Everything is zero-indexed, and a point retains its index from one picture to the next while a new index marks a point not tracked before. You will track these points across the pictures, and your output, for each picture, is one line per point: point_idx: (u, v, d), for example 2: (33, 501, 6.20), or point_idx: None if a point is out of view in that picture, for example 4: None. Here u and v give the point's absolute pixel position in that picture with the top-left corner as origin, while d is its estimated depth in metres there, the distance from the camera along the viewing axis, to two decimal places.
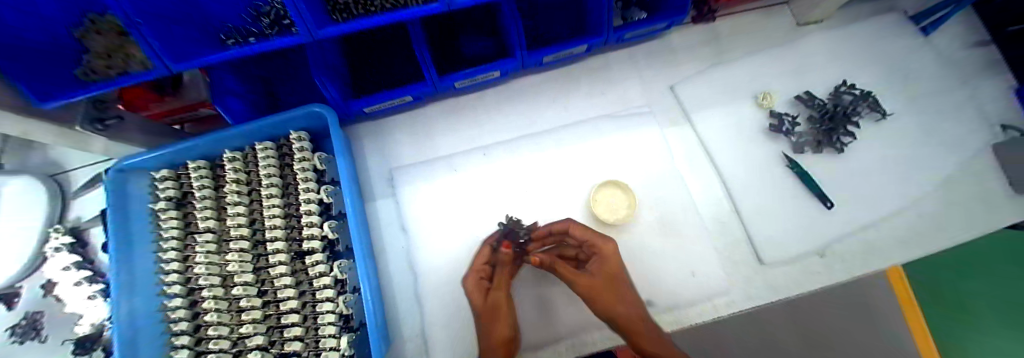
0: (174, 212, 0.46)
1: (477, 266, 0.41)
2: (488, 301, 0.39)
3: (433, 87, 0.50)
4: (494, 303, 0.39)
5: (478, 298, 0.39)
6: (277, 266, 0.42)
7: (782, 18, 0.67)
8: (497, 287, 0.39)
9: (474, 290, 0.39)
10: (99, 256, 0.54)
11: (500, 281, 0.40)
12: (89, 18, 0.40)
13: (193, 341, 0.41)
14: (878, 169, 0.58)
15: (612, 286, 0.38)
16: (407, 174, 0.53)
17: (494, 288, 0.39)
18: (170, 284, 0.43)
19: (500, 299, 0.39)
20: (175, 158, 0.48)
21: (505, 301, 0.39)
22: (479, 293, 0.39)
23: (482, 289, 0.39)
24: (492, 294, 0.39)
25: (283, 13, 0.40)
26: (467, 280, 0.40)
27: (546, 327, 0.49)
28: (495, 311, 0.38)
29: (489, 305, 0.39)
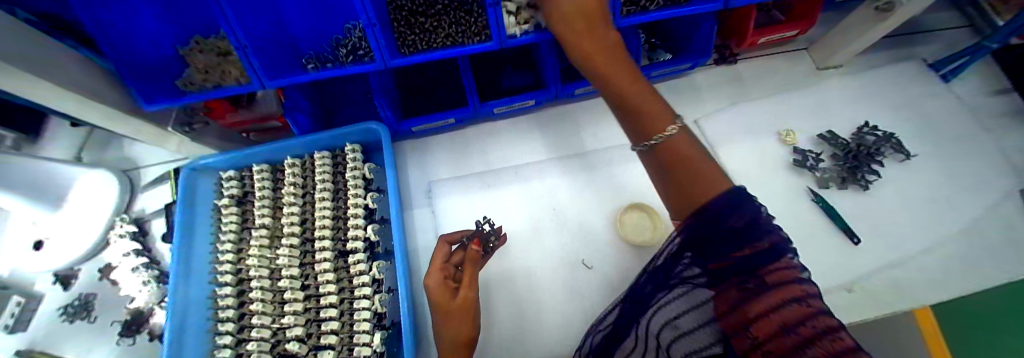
0: (234, 208, 0.50)
1: (439, 266, 0.39)
2: (453, 301, 0.36)
3: (474, 112, 0.56)
4: (458, 302, 0.36)
5: (442, 298, 0.36)
6: (322, 262, 0.45)
7: (801, 62, 0.72)
8: (466, 285, 0.37)
9: (435, 289, 0.37)
10: (157, 245, 0.59)
11: (466, 281, 0.38)
12: (194, 39, 0.43)
13: (236, 328, 0.44)
14: (907, 207, 0.57)
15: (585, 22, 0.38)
16: (446, 187, 0.56)
17: (461, 287, 0.37)
18: (222, 274, 0.46)
19: (462, 300, 0.36)
20: (243, 160, 0.53)
21: (467, 301, 0.37)
22: (445, 293, 0.37)
23: (444, 288, 0.37)
24: (454, 294, 0.37)
25: (360, 44, 0.45)
26: (429, 277, 0.38)
27: (518, 338, 0.47)
28: (462, 310, 0.36)
29: (453, 304, 0.36)
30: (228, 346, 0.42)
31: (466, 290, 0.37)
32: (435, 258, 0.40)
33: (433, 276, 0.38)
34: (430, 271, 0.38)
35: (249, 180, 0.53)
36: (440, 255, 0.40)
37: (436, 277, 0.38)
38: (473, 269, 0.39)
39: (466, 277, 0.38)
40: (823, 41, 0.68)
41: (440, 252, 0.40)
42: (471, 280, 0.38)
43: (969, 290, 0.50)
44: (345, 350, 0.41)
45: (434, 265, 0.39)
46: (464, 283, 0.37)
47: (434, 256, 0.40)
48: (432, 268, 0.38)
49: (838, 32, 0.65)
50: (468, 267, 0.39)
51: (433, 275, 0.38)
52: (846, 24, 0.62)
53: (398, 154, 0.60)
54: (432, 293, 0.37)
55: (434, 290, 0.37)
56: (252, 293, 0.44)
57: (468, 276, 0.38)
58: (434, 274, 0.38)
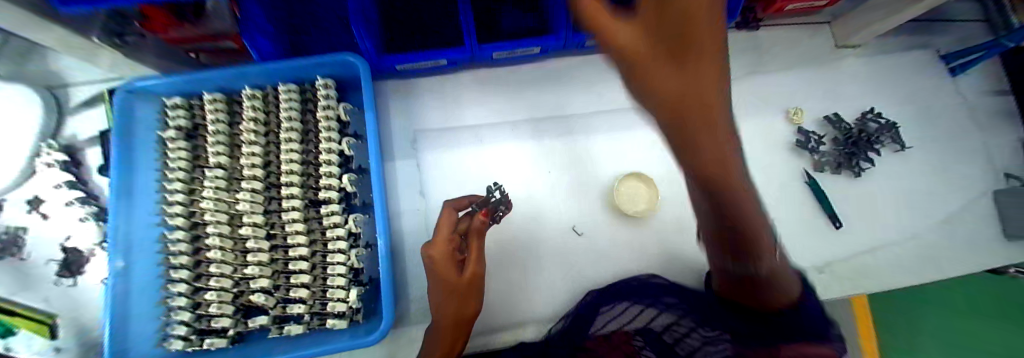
0: (182, 143, 0.43)
1: (447, 237, 0.35)
2: (461, 276, 0.34)
3: (470, 55, 0.49)
4: (464, 278, 0.34)
5: (447, 272, 0.34)
6: (289, 211, 0.40)
7: (822, 37, 0.67)
8: (472, 260, 0.35)
9: (439, 262, 0.34)
10: (94, 178, 0.51)
11: (474, 256, 0.35)
12: None
13: (192, 276, 0.39)
14: (890, 198, 0.58)
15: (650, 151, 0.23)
16: (433, 140, 0.51)
17: (465, 263, 0.35)
18: (171, 217, 0.40)
19: (469, 276, 0.35)
20: (192, 87, 0.45)
21: (473, 278, 0.35)
22: (451, 267, 0.34)
23: (450, 261, 0.34)
24: (459, 269, 0.35)
25: None
26: (434, 247, 0.34)
27: (503, 300, 0.47)
28: (468, 291, 0.35)
29: (458, 281, 0.34)
30: (183, 295, 0.38)
31: (473, 268, 0.35)
32: (444, 225, 0.36)
33: (440, 245, 0.34)
34: (437, 239, 0.35)
35: (201, 111, 0.45)
36: (448, 219, 0.36)
37: (442, 248, 0.34)
38: (481, 245, 0.36)
39: (472, 252, 0.35)
40: (849, 17, 0.63)
41: (449, 221, 0.36)
42: (480, 256, 0.36)
43: (919, 276, 0.54)
44: (316, 305, 0.38)
45: (441, 236, 0.35)
46: (471, 260, 0.35)
47: (441, 222, 0.36)
48: (439, 237, 0.35)
49: (868, 9, 0.59)
50: (477, 241, 0.36)
51: (438, 245, 0.34)
52: (877, 1, 0.56)
53: (380, 97, 0.53)
54: (436, 264, 0.34)
55: (438, 263, 0.34)
56: (208, 239, 0.39)
57: (477, 252, 0.35)
58: (441, 244, 0.34)
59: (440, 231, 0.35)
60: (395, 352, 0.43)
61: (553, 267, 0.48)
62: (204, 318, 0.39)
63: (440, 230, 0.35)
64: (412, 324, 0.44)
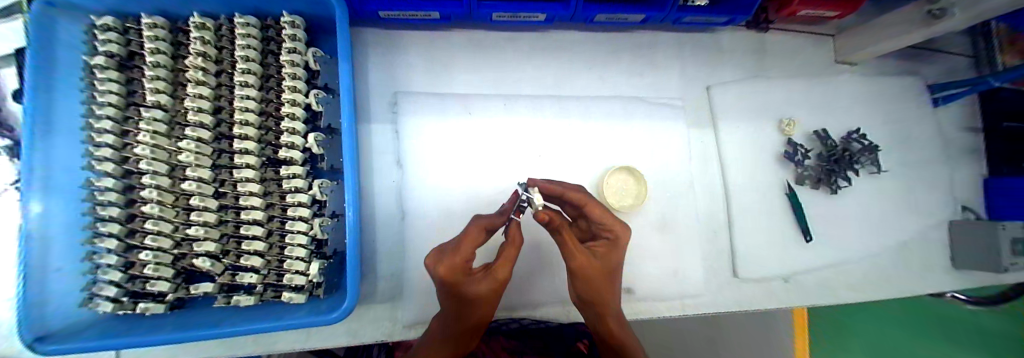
0: (114, 73, 0.36)
1: (476, 246, 0.27)
2: (482, 287, 0.27)
3: (468, 11, 0.44)
4: (480, 293, 0.27)
5: (459, 284, 0.26)
6: (242, 169, 0.35)
7: (826, 49, 0.66)
8: (491, 275, 0.28)
9: (452, 276, 0.25)
10: (10, 106, 0.42)
11: (500, 268, 0.28)
12: None
13: (124, 232, 0.34)
14: (859, 218, 0.60)
15: (607, 279, 0.34)
16: (416, 103, 0.46)
17: (481, 277, 0.27)
18: (99, 161, 0.34)
19: (486, 291, 0.27)
20: (126, 6, 0.37)
21: (491, 293, 0.28)
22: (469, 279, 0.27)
23: (465, 271, 0.26)
24: (477, 282, 0.27)
25: None
26: (456, 256, 0.25)
27: None
28: (488, 301, 0.28)
29: (469, 297, 0.27)
30: (113, 252, 0.33)
31: (495, 282, 0.28)
32: (473, 229, 0.28)
33: (463, 254, 0.26)
34: (459, 245, 0.26)
35: (140, 38, 0.39)
36: (482, 225, 0.28)
37: (464, 256, 0.26)
38: (511, 260, 0.29)
39: (499, 267, 0.28)
40: (853, 32, 0.62)
41: (481, 230, 0.28)
42: (506, 269, 0.29)
43: (869, 292, 0.57)
44: (272, 275, 0.35)
45: (467, 246, 0.26)
46: (496, 274, 0.28)
47: (471, 227, 0.28)
48: (466, 244, 0.26)
49: (873, 30, 0.57)
50: (508, 254, 0.29)
51: (459, 253, 0.26)
52: (884, 22, 0.55)
53: (359, 47, 0.47)
54: (457, 279, 0.26)
55: (452, 278, 0.25)
56: (142, 190, 0.34)
57: (506, 270, 0.28)
58: (465, 252, 0.26)
59: (469, 239, 0.26)
60: (357, 332, 0.41)
61: (530, 253, 0.47)
62: (139, 279, 0.34)
63: (469, 236, 0.26)
64: (377, 301, 0.42)
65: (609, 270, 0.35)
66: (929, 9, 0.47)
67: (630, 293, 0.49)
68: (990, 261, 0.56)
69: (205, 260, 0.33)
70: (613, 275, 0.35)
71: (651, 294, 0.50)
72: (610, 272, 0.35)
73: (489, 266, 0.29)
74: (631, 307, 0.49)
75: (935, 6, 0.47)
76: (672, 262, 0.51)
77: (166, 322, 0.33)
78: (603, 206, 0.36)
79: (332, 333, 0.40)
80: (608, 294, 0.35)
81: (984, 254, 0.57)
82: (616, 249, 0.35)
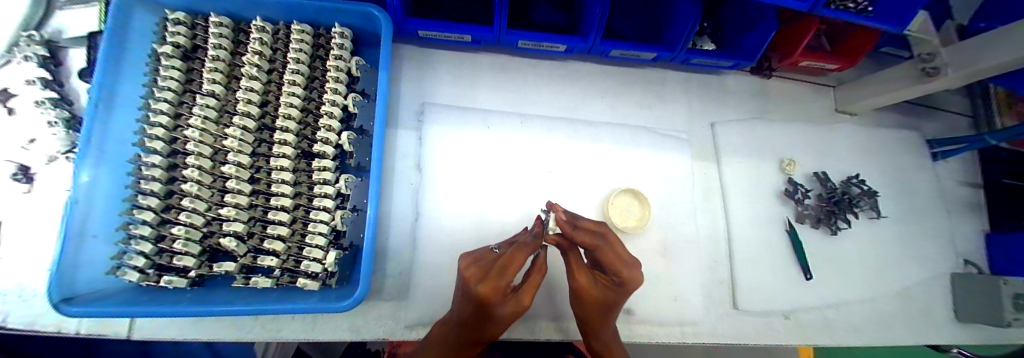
0: (177, 62, 0.41)
1: (518, 272, 0.28)
2: (506, 310, 0.29)
3: (496, 38, 0.49)
4: (501, 313, 0.28)
5: (492, 306, 0.27)
6: (279, 158, 0.38)
7: (826, 97, 0.70)
8: (518, 301, 0.29)
9: (493, 295, 0.26)
10: (73, 83, 0.47)
11: (525, 294, 0.30)
12: None
13: (161, 207, 0.36)
14: (859, 262, 0.61)
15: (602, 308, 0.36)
16: (440, 113, 0.50)
17: (513, 301, 0.29)
18: (150, 139, 0.38)
19: (507, 313, 0.29)
20: (198, 5, 0.43)
21: (510, 315, 0.30)
22: (500, 302, 0.28)
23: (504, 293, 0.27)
24: (505, 304, 0.28)
25: None
26: (501, 278, 0.27)
27: None
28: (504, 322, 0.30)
29: (497, 315, 0.29)
30: (148, 225, 0.35)
31: (517, 306, 0.30)
32: (516, 255, 0.29)
33: (506, 278, 0.27)
34: (505, 266, 0.27)
35: (205, 33, 0.44)
36: (525, 251, 0.30)
37: (507, 280, 0.27)
38: (537, 285, 0.31)
39: (524, 292, 0.30)
40: (852, 85, 0.66)
41: (524, 256, 0.29)
42: (529, 295, 0.31)
43: (872, 339, 0.57)
44: (290, 261, 0.37)
45: (512, 271, 0.27)
46: (521, 299, 0.30)
47: (515, 253, 0.29)
48: (511, 270, 0.27)
49: (871, 82, 0.62)
50: (535, 279, 0.31)
51: (504, 276, 0.27)
52: (881, 77, 0.59)
53: (395, 59, 0.52)
54: (488, 301, 0.26)
55: (489, 298, 0.26)
56: (185, 169, 0.36)
57: (530, 297, 0.30)
58: (509, 275, 0.27)
59: (514, 263, 0.27)
60: (360, 329, 0.41)
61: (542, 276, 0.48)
62: (166, 253, 0.36)
63: (515, 260, 0.28)
64: (383, 299, 0.43)
65: (611, 305, 0.36)
66: (924, 67, 0.50)
67: (631, 315, 0.49)
68: (992, 316, 0.56)
69: (232, 240, 0.35)
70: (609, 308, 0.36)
71: (651, 319, 0.50)
72: (608, 304, 0.36)
73: (515, 288, 0.31)
74: (631, 330, 0.49)
75: (929, 65, 0.50)
76: (672, 287, 0.52)
77: (185, 296, 0.34)
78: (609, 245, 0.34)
79: (336, 326, 0.41)
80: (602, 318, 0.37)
81: (988, 309, 0.56)
82: (611, 290, 0.35)
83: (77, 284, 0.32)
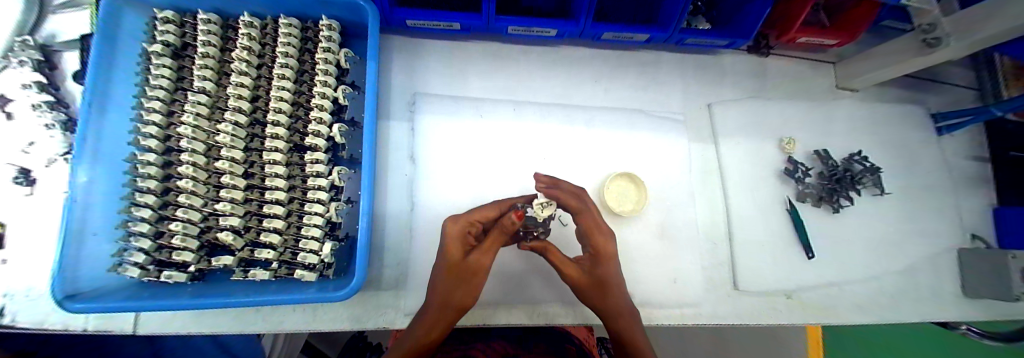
0: (167, 60, 0.41)
1: (482, 217, 0.33)
2: (464, 261, 0.31)
3: (485, 24, 0.48)
4: (456, 260, 0.31)
5: (452, 248, 0.31)
6: (272, 152, 0.38)
7: (827, 74, 0.68)
8: (485, 249, 0.31)
9: (452, 232, 0.31)
10: (67, 85, 0.47)
11: (483, 254, 0.31)
12: None
13: (158, 204, 0.37)
14: (861, 239, 0.60)
15: (601, 289, 0.33)
16: (432, 104, 0.50)
17: (480, 249, 0.31)
18: (144, 137, 0.38)
19: (466, 264, 0.31)
20: (186, 3, 0.43)
21: (470, 270, 0.31)
22: (458, 247, 0.31)
23: (464, 239, 0.31)
24: (465, 253, 0.31)
25: None
26: (458, 219, 0.32)
27: (489, 306, 0.44)
28: (467, 276, 0.31)
29: (467, 262, 0.31)
30: (146, 221, 0.36)
31: (475, 262, 0.31)
32: (486, 209, 0.33)
33: (466, 221, 0.32)
34: (471, 213, 0.32)
35: (194, 32, 0.44)
36: (494, 209, 0.34)
37: (468, 223, 0.32)
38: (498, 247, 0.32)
39: (483, 251, 0.31)
40: (853, 61, 0.64)
41: (492, 211, 0.33)
42: (488, 256, 0.31)
43: (875, 316, 0.56)
44: (287, 253, 0.37)
45: (475, 215, 0.32)
46: (479, 256, 0.31)
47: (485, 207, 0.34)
48: (475, 214, 0.32)
49: (872, 56, 0.60)
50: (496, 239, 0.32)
51: (463, 220, 0.32)
52: (882, 50, 0.58)
53: (385, 51, 0.51)
54: (446, 240, 0.31)
55: (450, 236, 0.31)
56: (180, 166, 0.37)
57: (488, 255, 0.31)
58: (471, 220, 0.32)
59: (478, 210, 0.32)
60: (360, 318, 0.41)
61: (542, 266, 0.48)
62: (165, 249, 0.36)
63: (483, 209, 0.33)
64: (381, 289, 0.43)
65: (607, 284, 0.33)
66: (925, 38, 0.49)
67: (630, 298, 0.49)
68: (1000, 290, 0.55)
69: (228, 233, 0.35)
70: (608, 285, 0.33)
71: (650, 302, 0.50)
72: (602, 281, 0.33)
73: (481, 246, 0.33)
74: None
75: (930, 36, 0.49)
76: (670, 269, 0.52)
77: (187, 290, 0.35)
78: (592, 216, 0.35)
79: (336, 317, 0.41)
80: (611, 301, 0.33)
81: (996, 283, 0.55)
82: (600, 263, 0.34)
83: (79, 281, 0.33)
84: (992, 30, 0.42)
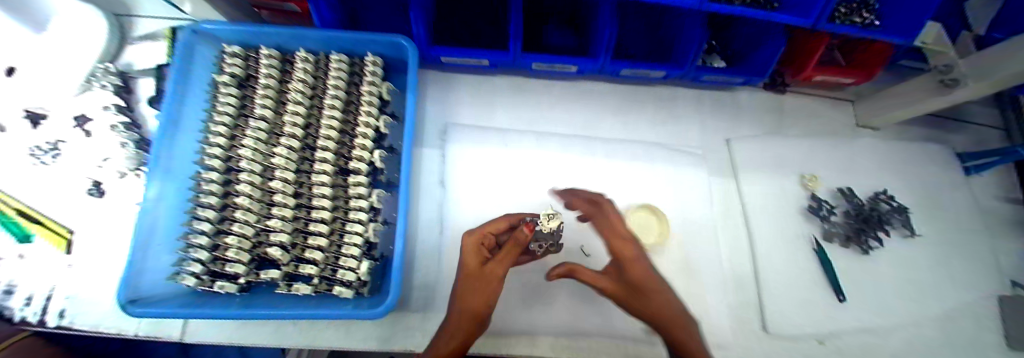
0: (234, 90, 0.46)
1: (491, 229, 0.36)
2: (480, 268, 0.32)
3: (512, 60, 0.51)
4: (473, 266, 0.32)
5: (467, 258, 0.33)
6: (320, 175, 0.42)
7: (845, 112, 0.69)
8: (498, 259, 0.33)
9: (467, 244, 0.34)
10: (140, 107, 0.53)
11: (496, 263, 0.33)
12: None
13: (216, 219, 0.40)
14: (893, 282, 0.58)
15: (636, 294, 0.32)
16: (463, 133, 0.53)
17: (494, 259, 0.33)
18: (209, 157, 0.42)
19: (482, 272, 0.32)
20: (253, 41, 0.49)
21: (487, 279, 0.32)
22: (474, 256, 0.33)
23: (479, 251, 0.34)
24: (480, 263, 0.33)
25: None
26: (468, 234, 0.34)
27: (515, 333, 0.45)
28: (486, 283, 0.32)
29: (483, 271, 0.32)
30: (205, 234, 0.39)
31: (492, 272, 0.32)
32: (493, 223, 0.37)
33: (478, 233, 0.35)
34: (483, 226, 0.35)
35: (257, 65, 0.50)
36: (500, 223, 0.37)
37: (480, 236, 0.35)
38: (510, 257, 0.34)
39: (497, 261, 0.33)
40: (871, 101, 0.65)
41: (500, 223, 0.37)
42: (501, 266, 0.33)
43: None
44: (327, 270, 0.39)
45: (488, 226, 0.36)
46: (494, 266, 0.33)
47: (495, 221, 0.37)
48: (486, 225, 0.35)
49: (892, 95, 0.61)
50: (507, 250, 0.34)
51: (473, 234, 0.34)
52: (900, 91, 0.59)
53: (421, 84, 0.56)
54: (463, 252, 0.34)
55: (467, 248, 0.34)
56: (239, 186, 0.41)
57: (501, 266, 0.33)
58: (481, 232, 0.35)
59: (488, 224, 0.36)
60: (388, 338, 0.43)
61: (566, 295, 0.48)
62: (219, 261, 0.39)
63: (492, 221, 0.36)
64: (410, 310, 0.44)
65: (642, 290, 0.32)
66: (943, 78, 0.50)
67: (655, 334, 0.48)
68: None
69: (277, 249, 0.38)
70: (645, 292, 0.32)
71: None
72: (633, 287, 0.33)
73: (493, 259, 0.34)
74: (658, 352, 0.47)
75: (948, 77, 0.49)
76: (696, 306, 0.51)
77: (234, 301, 0.37)
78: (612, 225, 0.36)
79: (366, 335, 0.43)
80: (653, 303, 0.31)
81: None
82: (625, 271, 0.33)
83: (142, 289, 0.36)
84: (1000, 75, 0.43)
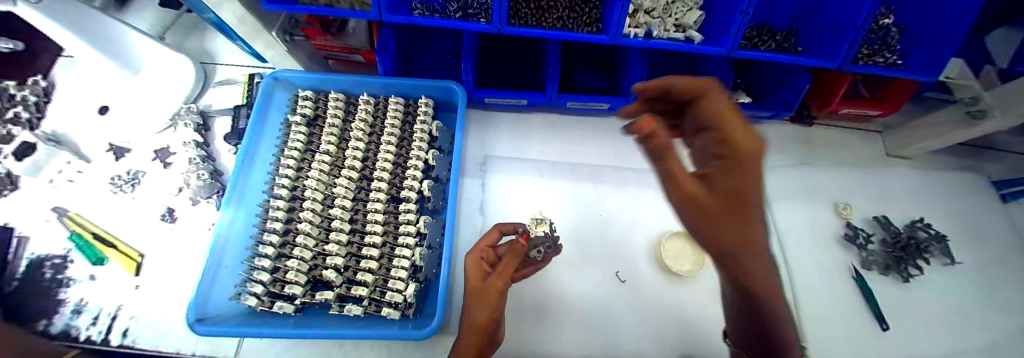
0: (303, 127, 0.52)
1: (484, 243, 0.38)
2: (478, 282, 0.33)
3: (549, 100, 0.56)
4: (472, 280, 0.33)
5: (470, 277, 0.34)
6: (374, 203, 0.45)
7: (872, 143, 0.70)
8: (498, 271, 0.32)
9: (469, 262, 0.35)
10: (216, 143, 0.59)
11: (496, 277, 0.32)
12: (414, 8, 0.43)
13: (279, 243, 0.43)
14: (953, 319, 0.54)
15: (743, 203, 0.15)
16: (501, 165, 0.57)
17: (494, 273, 0.32)
18: (279, 187, 0.46)
19: (482, 287, 0.32)
20: (323, 87, 0.56)
21: (490, 293, 0.31)
22: (477, 274, 0.34)
23: (480, 269, 0.34)
24: (479, 278, 0.33)
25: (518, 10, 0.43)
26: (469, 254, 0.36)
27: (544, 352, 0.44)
28: (488, 295, 0.31)
29: (484, 287, 0.32)
30: (268, 257, 0.41)
31: (491, 286, 0.31)
32: (487, 238, 0.39)
33: (476, 250, 0.36)
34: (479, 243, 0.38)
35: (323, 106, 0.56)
36: (491, 238, 0.39)
37: (479, 253, 0.36)
38: (511, 267, 0.33)
39: (496, 275, 0.32)
40: (900, 132, 0.67)
41: (492, 237, 0.39)
42: (502, 278, 0.32)
43: None
44: (376, 292, 0.40)
45: (484, 241, 0.38)
46: (491, 280, 0.32)
47: (489, 236, 0.39)
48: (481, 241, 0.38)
49: (923, 125, 0.61)
50: (506, 262, 0.33)
51: (472, 252, 0.36)
52: (929, 122, 0.60)
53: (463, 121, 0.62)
54: (467, 271, 0.35)
55: (470, 268, 0.35)
56: (303, 212, 0.44)
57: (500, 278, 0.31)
58: (477, 249, 0.37)
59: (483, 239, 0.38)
60: None
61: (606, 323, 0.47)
62: (278, 282, 0.41)
63: (486, 236, 0.39)
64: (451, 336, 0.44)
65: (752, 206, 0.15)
66: (970, 110, 0.52)
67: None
68: None
69: (333, 271, 0.40)
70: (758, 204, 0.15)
71: None
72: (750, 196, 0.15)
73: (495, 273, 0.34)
74: None
75: (975, 108, 0.51)
76: None
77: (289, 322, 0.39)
78: (748, 127, 0.17)
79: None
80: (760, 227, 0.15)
81: None
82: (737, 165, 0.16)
83: (207, 307, 0.38)
84: None
